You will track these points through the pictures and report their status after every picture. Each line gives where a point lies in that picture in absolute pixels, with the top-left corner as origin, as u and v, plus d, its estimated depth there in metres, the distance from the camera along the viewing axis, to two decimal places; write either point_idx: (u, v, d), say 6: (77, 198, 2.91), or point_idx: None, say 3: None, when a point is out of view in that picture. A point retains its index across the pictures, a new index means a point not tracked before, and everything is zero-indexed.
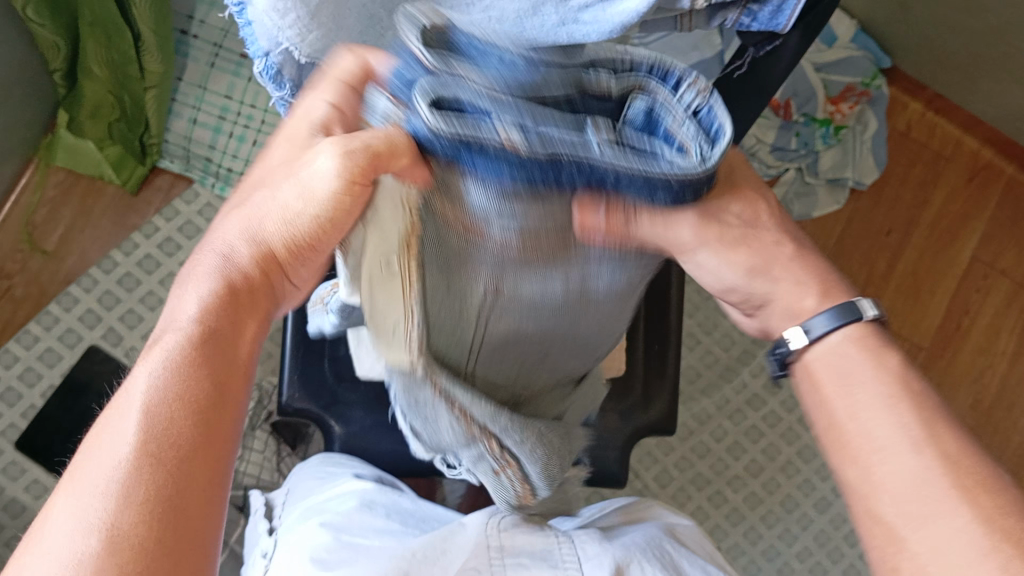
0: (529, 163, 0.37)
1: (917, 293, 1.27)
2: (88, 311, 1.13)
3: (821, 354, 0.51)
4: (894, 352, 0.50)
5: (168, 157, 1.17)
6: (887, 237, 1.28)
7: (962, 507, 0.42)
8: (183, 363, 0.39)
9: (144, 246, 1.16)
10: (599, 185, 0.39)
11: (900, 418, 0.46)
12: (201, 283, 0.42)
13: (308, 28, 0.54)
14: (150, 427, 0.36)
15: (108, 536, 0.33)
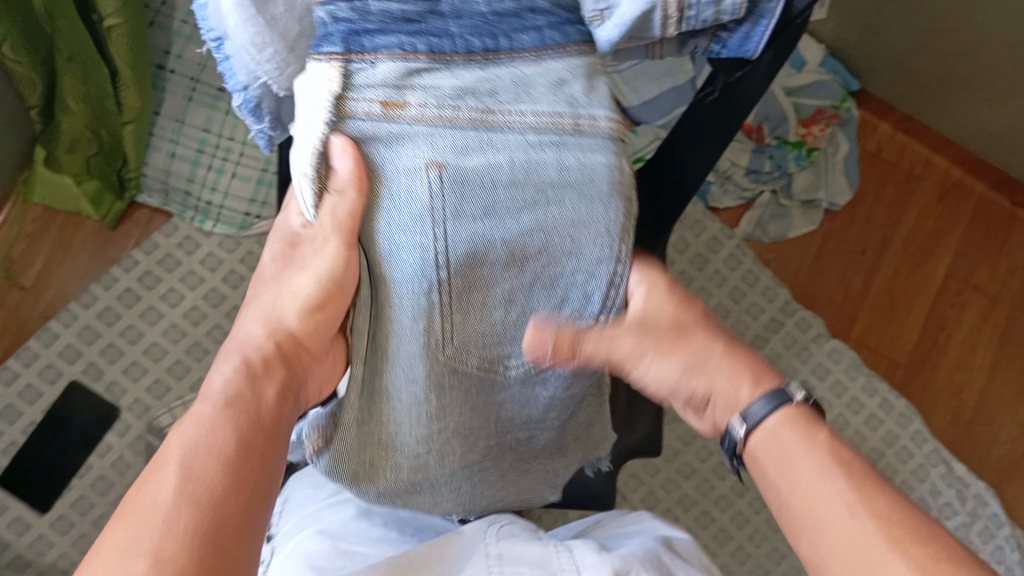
0: (412, 13, 0.53)
1: (893, 309, 1.29)
2: (69, 345, 1.12)
3: (768, 438, 0.57)
4: (825, 433, 0.56)
5: (146, 191, 1.18)
6: (861, 256, 1.30)
7: (893, 552, 0.48)
8: (223, 418, 0.48)
9: (124, 280, 1.15)
10: (483, 33, 0.55)
11: (835, 487, 0.52)
12: (228, 367, 0.53)
13: (283, 62, 0.55)
14: (188, 476, 0.44)
15: (156, 564, 0.39)
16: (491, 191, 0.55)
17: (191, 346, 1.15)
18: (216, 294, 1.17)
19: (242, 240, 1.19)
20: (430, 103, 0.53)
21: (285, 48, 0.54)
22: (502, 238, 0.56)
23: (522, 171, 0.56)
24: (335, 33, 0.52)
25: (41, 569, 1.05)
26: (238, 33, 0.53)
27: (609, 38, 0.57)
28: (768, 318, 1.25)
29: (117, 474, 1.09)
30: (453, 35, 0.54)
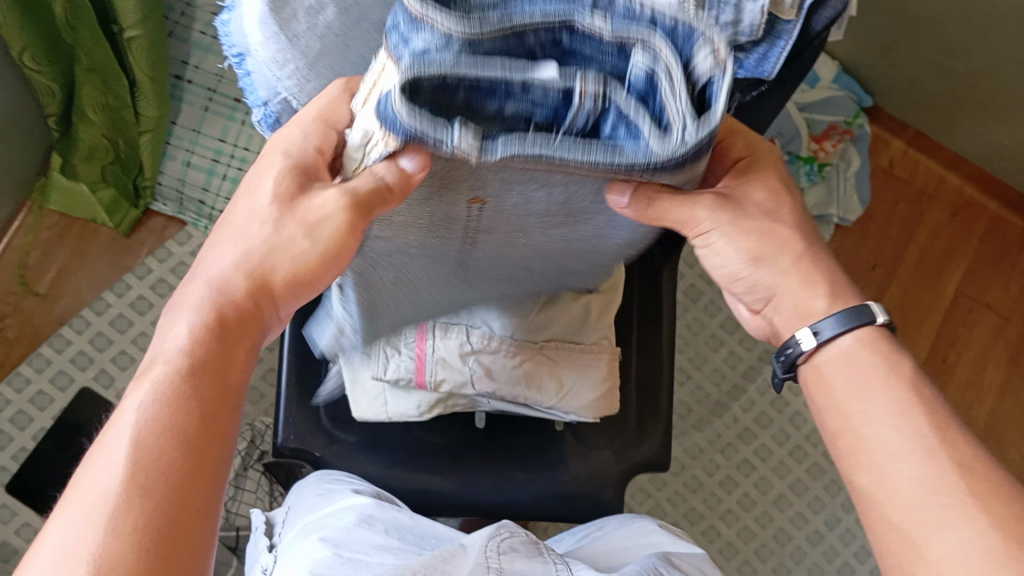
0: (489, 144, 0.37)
1: (905, 326, 1.29)
2: (81, 352, 1.14)
3: (829, 360, 0.55)
4: (905, 360, 0.54)
5: (161, 200, 1.18)
6: (873, 272, 1.29)
7: (978, 512, 0.46)
8: (174, 383, 0.44)
9: (137, 287, 1.16)
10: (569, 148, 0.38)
11: (917, 427, 0.50)
12: (194, 305, 0.47)
13: (305, 76, 0.55)
14: (139, 459, 0.41)
15: (98, 571, 0.38)
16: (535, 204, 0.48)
17: None
18: None
19: None
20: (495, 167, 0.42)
21: (307, 63, 0.54)
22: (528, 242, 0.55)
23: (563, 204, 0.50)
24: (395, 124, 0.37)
25: None
26: (259, 52, 0.53)
27: None
28: None
29: None
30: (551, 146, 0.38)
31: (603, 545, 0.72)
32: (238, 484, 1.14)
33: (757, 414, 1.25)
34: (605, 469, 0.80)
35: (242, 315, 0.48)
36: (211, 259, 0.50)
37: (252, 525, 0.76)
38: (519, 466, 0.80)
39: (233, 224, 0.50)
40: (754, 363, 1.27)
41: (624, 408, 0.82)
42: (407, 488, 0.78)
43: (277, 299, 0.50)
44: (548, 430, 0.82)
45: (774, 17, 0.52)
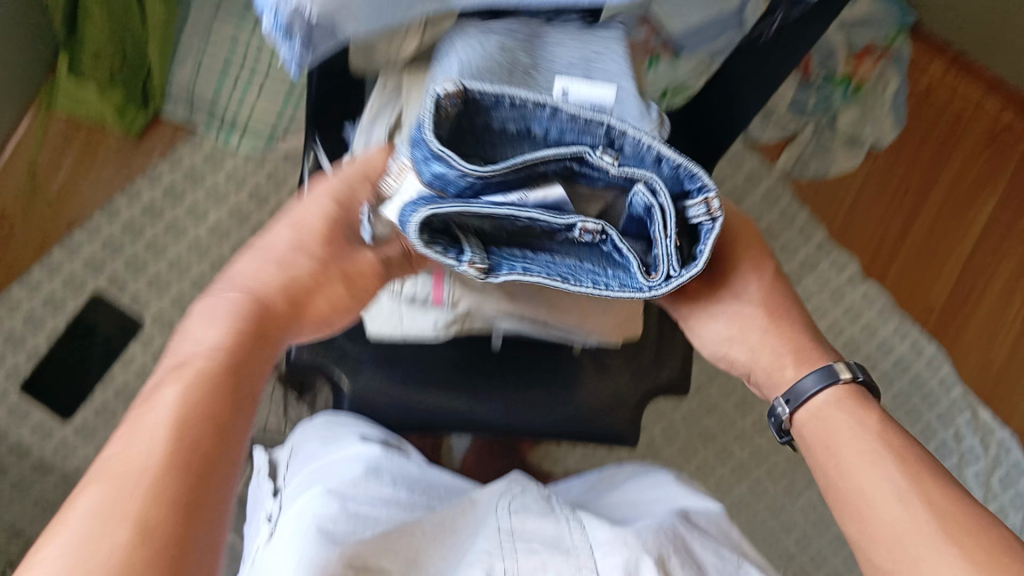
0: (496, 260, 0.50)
1: (932, 258, 1.27)
2: (92, 256, 1.13)
3: (809, 415, 0.58)
4: (875, 410, 0.56)
5: (172, 102, 1.14)
6: (902, 198, 1.26)
7: (951, 548, 0.48)
8: (207, 377, 0.45)
9: (150, 193, 1.15)
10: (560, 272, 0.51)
11: (887, 473, 0.52)
12: (221, 316, 0.49)
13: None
14: (175, 440, 0.41)
15: (143, 533, 0.36)
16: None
17: (215, 262, 1.17)
18: (241, 211, 1.18)
19: (268, 158, 1.18)
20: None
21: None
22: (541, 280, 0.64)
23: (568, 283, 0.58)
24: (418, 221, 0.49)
25: (63, 473, 1.13)
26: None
27: None
28: (801, 258, 1.25)
29: (139, 382, 1.15)
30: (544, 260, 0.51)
31: (621, 498, 0.72)
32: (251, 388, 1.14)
33: None
34: (622, 391, 0.80)
35: (263, 329, 0.51)
36: (222, 292, 0.52)
37: (256, 467, 0.75)
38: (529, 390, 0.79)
39: (250, 256, 0.55)
40: None
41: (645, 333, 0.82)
42: (416, 409, 0.77)
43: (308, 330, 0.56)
44: (562, 351, 0.80)
45: None
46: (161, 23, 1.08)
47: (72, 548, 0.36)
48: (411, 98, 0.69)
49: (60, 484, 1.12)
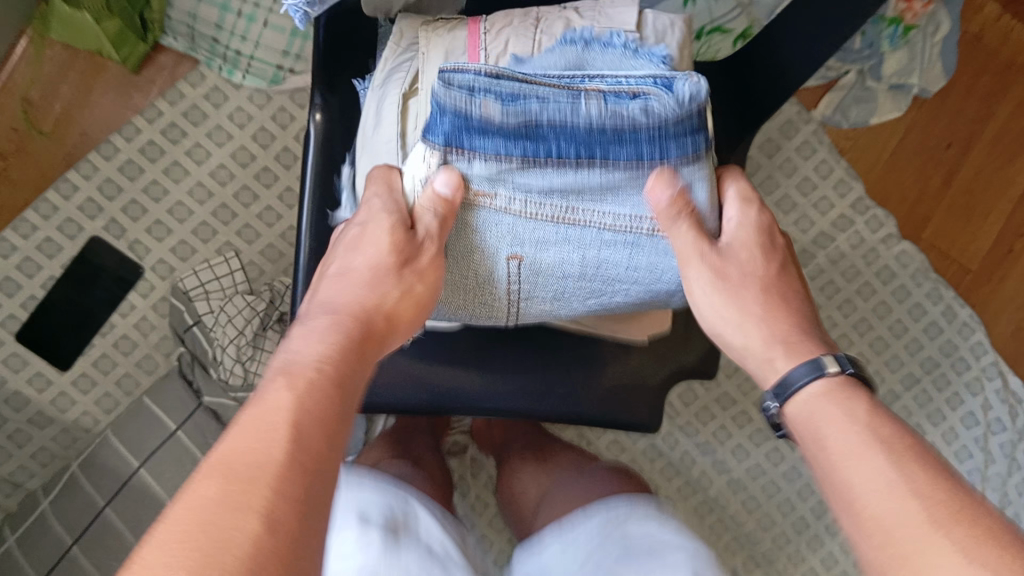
0: (514, 132, 0.55)
1: (970, 216, 1.20)
2: (89, 200, 1.08)
3: (801, 409, 0.54)
4: (871, 400, 0.52)
5: (171, 35, 1.08)
6: (945, 151, 1.19)
7: (954, 533, 0.41)
8: (317, 389, 0.47)
9: (147, 132, 1.09)
10: (582, 144, 0.56)
11: (880, 460, 0.47)
12: (319, 334, 0.53)
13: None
14: (293, 437, 0.43)
15: (268, 524, 0.38)
16: (583, 227, 0.60)
17: (218, 208, 1.11)
18: (245, 153, 1.11)
19: (273, 95, 1.11)
20: (522, 197, 0.58)
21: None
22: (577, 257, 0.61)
23: (593, 267, 0.62)
24: (446, 118, 0.55)
25: (63, 426, 1.08)
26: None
27: None
28: (834, 215, 1.18)
29: (139, 335, 1.10)
30: (555, 144, 0.56)
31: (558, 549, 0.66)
32: (227, 315, 1.06)
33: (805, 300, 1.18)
34: (644, 372, 0.75)
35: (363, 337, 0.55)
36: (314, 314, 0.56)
37: None
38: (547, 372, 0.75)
39: (331, 283, 0.59)
40: (808, 245, 1.17)
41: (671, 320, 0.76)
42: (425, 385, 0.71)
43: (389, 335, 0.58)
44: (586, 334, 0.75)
45: None
46: None
47: (199, 524, 0.37)
48: (431, 49, 0.66)
49: (59, 437, 1.08)
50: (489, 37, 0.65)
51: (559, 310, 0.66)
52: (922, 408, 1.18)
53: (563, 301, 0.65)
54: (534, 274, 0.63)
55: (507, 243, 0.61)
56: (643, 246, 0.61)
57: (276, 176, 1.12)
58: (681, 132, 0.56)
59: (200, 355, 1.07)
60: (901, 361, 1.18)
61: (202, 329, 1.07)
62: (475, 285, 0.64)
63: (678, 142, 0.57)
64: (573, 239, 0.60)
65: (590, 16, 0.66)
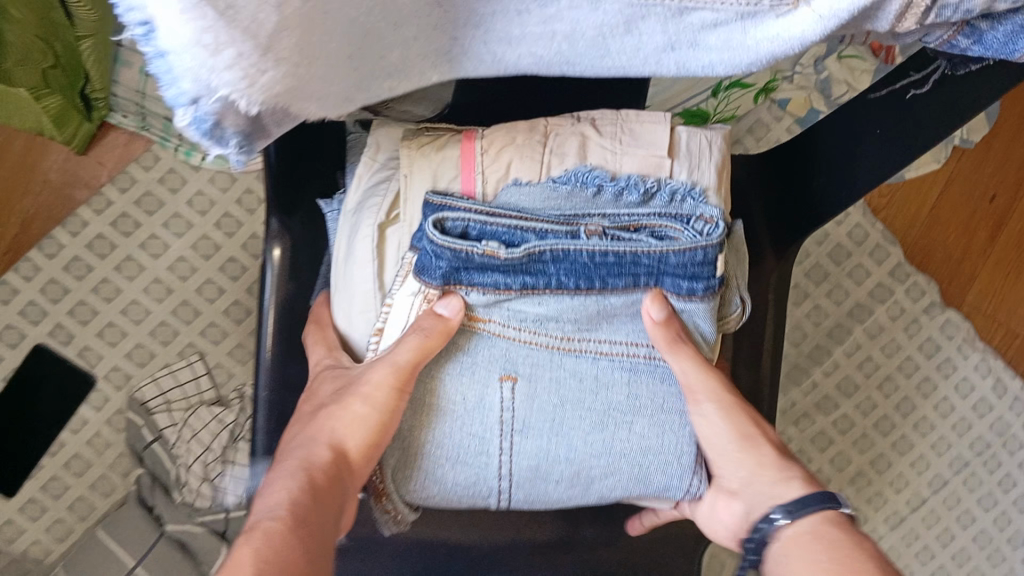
0: (514, 263, 0.48)
1: (1015, 275, 1.09)
2: (30, 302, 0.94)
3: (789, 544, 0.46)
4: (869, 541, 0.45)
5: (119, 112, 0.95)
6: (990, 205, 1.07)
7: None
8: (295, 538, 0.42)
9: (95, 224, 0.96)
10: (583, 274, 0.49)
11: None
12: (298, 476, 0.46)
13: (255, 61, 0.30)
14: None
15: None
16: (580, 356, 0.52)
17: (179, 306, 0.97)
18: (208, 243, 0.98)
19: (238, 176, 0.98)
20: (516, 324, 0.51)
21: (257, 47, 0.29)
22: (574, 401, 0.52)
23: (598, 403, 0.52)
24: (439, 256, 0.48)
25: (11, 558, 0.92)
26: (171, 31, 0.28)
27: (804, 36, 0.33)
28: (872, 284, 1.06)
29: (94, 454, 0.95)
30: (553, 273, 0.49)
31: None
32: (192, 429, 0.93)
33: (841, 379, 1.05)
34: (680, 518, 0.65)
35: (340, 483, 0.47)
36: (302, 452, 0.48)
37: None
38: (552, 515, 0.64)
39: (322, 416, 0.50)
40: (842, 320, 1.06)
41: None
42: (423, 546, 0.62)
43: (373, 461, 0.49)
44: None
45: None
46: (95, 26, 0.83)
47: None
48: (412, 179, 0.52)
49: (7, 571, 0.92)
50: (488, 157, 0.51)
51: (557, 454, 0.52)
52: (972, 493, 1.06)
53: (563, 442, 0.52)
54: (529, 405, 0.51)
55: (497, 363, 0.51)
56: (644, 374, 0.53)
57: (244, 268, 0.99)
58: (683, 270, 0.50)
59: (163, 477, 0.93)
60: (948, 444, 1.06)
61: (164, 445, 0.93)
62: (459, 434, 0.51)
63: (675, 279, 0.51)
64: (570, 368, 0.52)
65: (610, 134, 0.53)
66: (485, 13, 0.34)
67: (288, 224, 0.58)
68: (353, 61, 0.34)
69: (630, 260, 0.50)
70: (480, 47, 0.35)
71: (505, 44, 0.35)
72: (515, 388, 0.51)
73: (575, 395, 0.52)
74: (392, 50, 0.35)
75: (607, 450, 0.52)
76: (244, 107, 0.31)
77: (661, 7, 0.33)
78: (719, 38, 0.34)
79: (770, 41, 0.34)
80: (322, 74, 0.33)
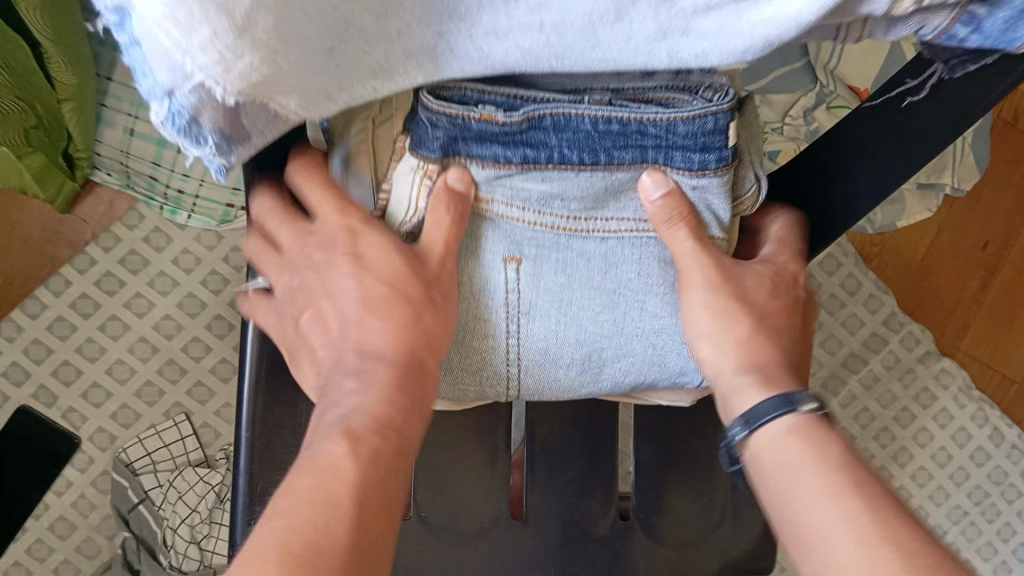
0: (513, 131, 0.43)
1: (1010, 320, 1.07)
2: (13, 364, 0.93)
3: (762, 446, 0.45)
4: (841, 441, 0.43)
5: (103, 170, 0.92)
6: (981, 252, 1.06)
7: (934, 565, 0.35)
8: (372, 449, 0.41)
9: (79, 284, 0.94)
10: (585, 147, 0.44)
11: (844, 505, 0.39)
12: (357, 373, 0.43)
13: (231, 45, 0.29)
14: (334, 511, 0.37)
15: None
16: (588, 237, 0.48)
17: (165, 365, 0.95)
18: (194, 301, 0.96)
19: (224, 234, 0.97)
20: (519, 204, 0.46)
21: (233, 30, 0.29)
22: (583, 279, 0.48)
23: (606, 279, 0.48)
24: (435, 126, 0.42)
25: None
26: (145, 7, 0.27)
27: (797, 17, 0.32)
28: (867, 333, 1.05)
29: (78, 516, 0.92)
30: (555, 145, 0.44)
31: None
32: (177, 491, 0.90)
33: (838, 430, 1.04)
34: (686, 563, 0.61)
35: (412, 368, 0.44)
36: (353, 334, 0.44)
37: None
38: (553, 555, 0.59)
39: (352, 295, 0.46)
40: (838, 369, 1.04)
41: (713, 491, 0.61)
42: None
43: (428, 346, 0.45)
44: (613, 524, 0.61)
45: None
46: (73, 90, 0.81)
47: None
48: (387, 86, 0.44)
49: None
50: None
51: (567, 335, 0.48)
52: (971, 543, 1.04)
53: (572, 324, 0.48)
54: (535, 289, 0.47)
55: (500, 243, 0.47)
56: (655, 249, 0.49)
57: (230, 325, 0.96)
58: (693, 140, 0.44)
59: (148, 539, 0.89)
60: (947, 494, 1.04)
61: (149, 506, 0.90)
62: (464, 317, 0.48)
63: (685, 153, 0.45)
64: (578, 249, 0.47)
65: None
66: (469, 4, 0.33)
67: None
68: (335, 58, 0.33)
69: (635, 130, 0.44)
70: (461, 36, 0.34)
71: (490, 37, 0.34)
72: (520, 269, 0.47)
73: (585, 274, 0.48)
74: (373, 46, 0.34)
75: (618, 330, 0.48)
76: (221, 95, 0.31)
77: None
78: (713, 23, 0.33)
79: (762, 24, 0.33)
80: (298, 65, 0.32)
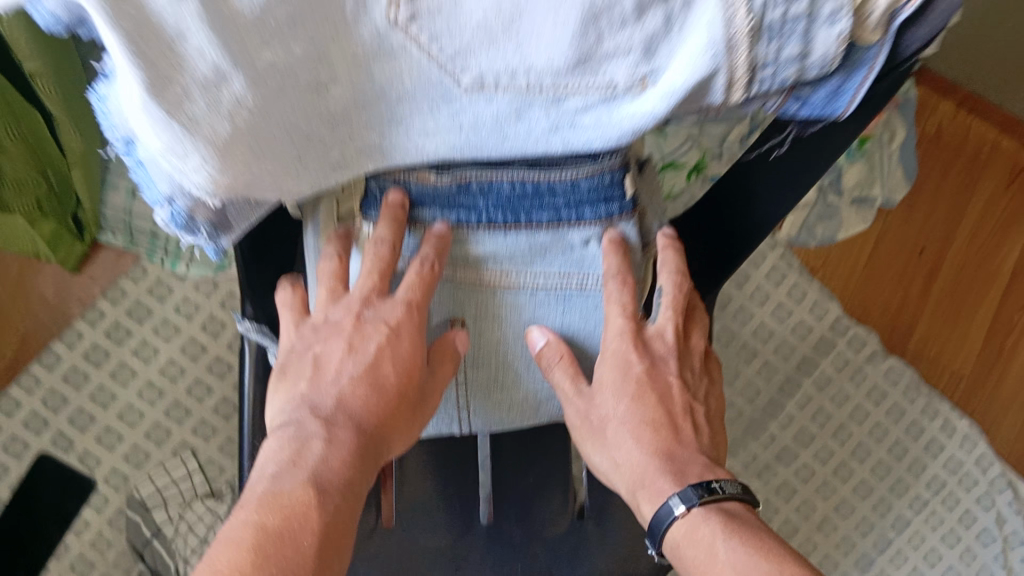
0: (447, 191, 0.52)
1: (955, 316, 1.14)
2: (33, 414, 1.01)
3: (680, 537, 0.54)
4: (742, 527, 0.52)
5: (111, 231, 1.02)
6: (920, 257, 1.14)
7: None
8: (322, 470, 0.49)
9: (90, 335, 1.04)
10: (508, 208, 0.53)
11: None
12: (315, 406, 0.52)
13: (216, 165, 0.38)
14: (287, 519, 0.46)
15: None
16: (518, 292, 0.57)
17: (170, 407, 1.04)
18: (195, 346, 1.05)
19: (220, 282, 1.06)
20: (459, 266, 0.56)
21: (215, 154, 0.38)
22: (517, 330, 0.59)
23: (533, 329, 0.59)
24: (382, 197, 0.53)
25: None
26: (150, 143, 0.37)
27: (653, 112, 0.41)
28: (815, 338, 1.14)
29: (96, 555, 1.00)
30: (482, 207, 0.53)
31: None
32: (188, 523, 0.96)
33: (797, 431, 1.13)
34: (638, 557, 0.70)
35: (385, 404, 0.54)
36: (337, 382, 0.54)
37: None
38: (528, 551, 0.69)
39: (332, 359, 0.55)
40: (792, 373, 1.14)
41: None
42: None
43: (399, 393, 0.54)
44: (572, 526, 0.70)
45: (852, 43, 0.41)
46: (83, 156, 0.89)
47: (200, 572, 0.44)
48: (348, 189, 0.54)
49: None
50: None
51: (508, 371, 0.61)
52: (934, 530, 1.11)
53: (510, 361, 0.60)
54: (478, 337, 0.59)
55: (446, 305, 0.58)
56: (577, 302, 0.58)
57: (229, 366, 1.06)
58: (596, 194, 0.53)
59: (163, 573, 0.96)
60: (906, 485, 1.12)
61: (161, 542, 0.96)
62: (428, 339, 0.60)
63: (594, 206, 0.54)
64: (510, 302, 0.57)
65: None
66: (405, 112, 0.42)
67: (265, 300, 0.61)
68: (303, 162, 0.42)
69: (547, 188, 0.52)
70: (401, 136, 0.43)
71: (423, 137, 0.43)
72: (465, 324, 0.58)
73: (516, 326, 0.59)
74: (332, 148, 0.43)
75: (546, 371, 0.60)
76: (207, 202, 0.40)
77: (541, 99, 0.41)
78: (592, 118, 0.42)
79: (629, 116, 0.42)
80: (269, 170, 0.41)
